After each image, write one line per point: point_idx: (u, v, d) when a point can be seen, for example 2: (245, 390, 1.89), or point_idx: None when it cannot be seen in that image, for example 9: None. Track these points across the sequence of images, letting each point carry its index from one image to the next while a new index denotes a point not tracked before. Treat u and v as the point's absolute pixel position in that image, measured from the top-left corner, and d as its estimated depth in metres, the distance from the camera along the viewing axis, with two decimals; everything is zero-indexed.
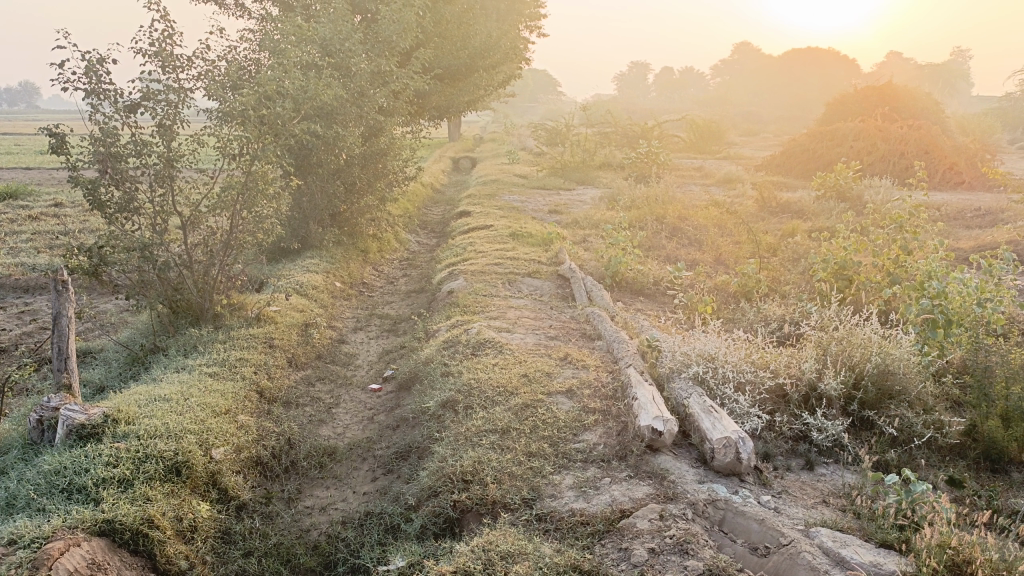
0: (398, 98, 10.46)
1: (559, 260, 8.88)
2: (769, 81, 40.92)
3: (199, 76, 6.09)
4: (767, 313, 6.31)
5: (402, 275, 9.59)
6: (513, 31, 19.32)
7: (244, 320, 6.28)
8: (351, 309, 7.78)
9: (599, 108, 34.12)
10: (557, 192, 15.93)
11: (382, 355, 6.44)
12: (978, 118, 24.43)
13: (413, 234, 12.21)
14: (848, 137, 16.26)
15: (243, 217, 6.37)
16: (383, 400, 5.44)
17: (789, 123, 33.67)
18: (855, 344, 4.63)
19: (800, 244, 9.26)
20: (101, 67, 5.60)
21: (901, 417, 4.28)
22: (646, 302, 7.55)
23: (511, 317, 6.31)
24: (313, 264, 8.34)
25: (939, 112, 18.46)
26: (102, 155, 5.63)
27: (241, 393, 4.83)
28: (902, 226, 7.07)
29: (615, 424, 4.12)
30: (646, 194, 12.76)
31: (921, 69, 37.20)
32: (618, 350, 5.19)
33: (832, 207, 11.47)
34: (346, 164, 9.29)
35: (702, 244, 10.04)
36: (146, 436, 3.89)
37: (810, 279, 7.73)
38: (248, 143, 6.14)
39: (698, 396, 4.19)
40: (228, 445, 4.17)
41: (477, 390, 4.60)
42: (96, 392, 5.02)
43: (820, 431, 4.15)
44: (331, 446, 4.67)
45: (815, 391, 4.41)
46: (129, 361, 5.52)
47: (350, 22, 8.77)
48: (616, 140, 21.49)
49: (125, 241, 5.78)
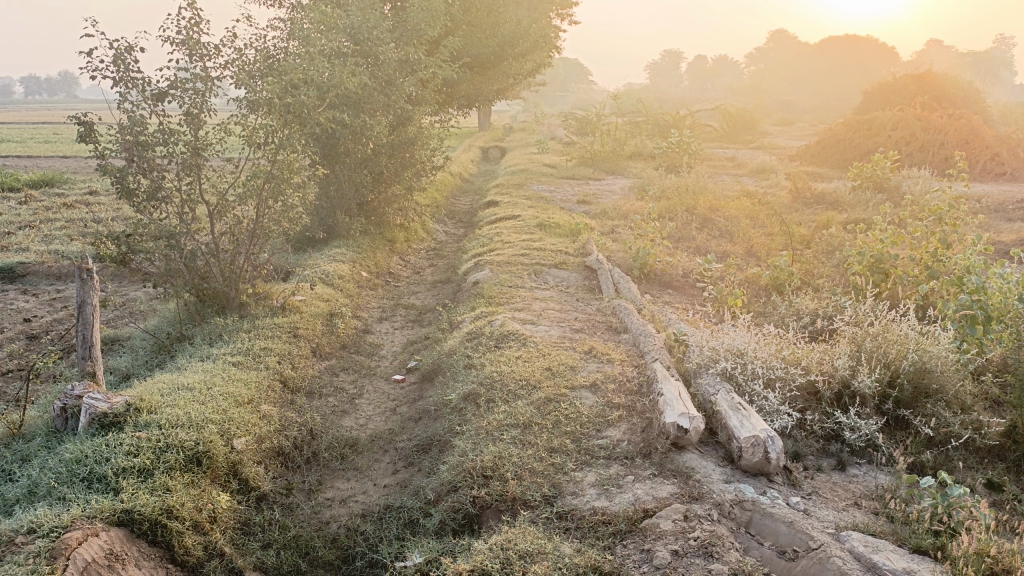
0: (426, 87, 10.41)
1: (586, 251, 8.77)
2: (805, 69, 40.18)
3: (226, 64, 6.07)
4: (799, 308, 6.16)
5: (429, 265, 9.55)
6: (543, 19, 19.16)
7: (269, 309, 6.27)
8: (377, 299, 7.76)
9: (630, 98, 33.80)
10: (587, 182, 15.77)
11: (406, 346, 6.40)
12: (1022, 108, 23.71)
13: (440, 223, 12.17)
14: (886, 127, 15.85)
15: (269, 206, 6.35)
16: (406, 391, 5.39)
17: (825, 112, 33.07)
18: (891, 340, 4.48)
19: (835, 236, 9.04)
20: (129, 56, 5.61)
21: (938, 417, 4.13)
22: (675, 295, 7.42)
23: (536, 309, 6.22)
24: (340, 253, 8.33)
25: (981, 101, 17.93)
26: (129, 143, 5.63)
27: (264, 383, 4.82)
28: (941, 219, 6.86)
29: (640, 421, 4.02)
30: (677, 184, 12.56)
31: (963, 57, 36.23)
32: (645, 344, 5.09)
33: (869, 198, 11.20)
34: (374, 153, 9.26)
35: (733, 236, 9.85)
36: (167, 425, 3.89)
37: (845, 272, 7.54)
38: (275, 131, 6.15)
39: (727, 393, 4.07)
40: (249, 435, 4.16)
41: (499, 384, 4.53)
42: (121, 380, 5.04)
43: (853, 430, 4.02)
44: (353, 438, 4.64)
45: (848, 389, 4.27)
46: (155, 349, 5.55)
47: (378, 10, 8.71)
48: (647, 129, 21.22)
49: (152, 230, 5.80)
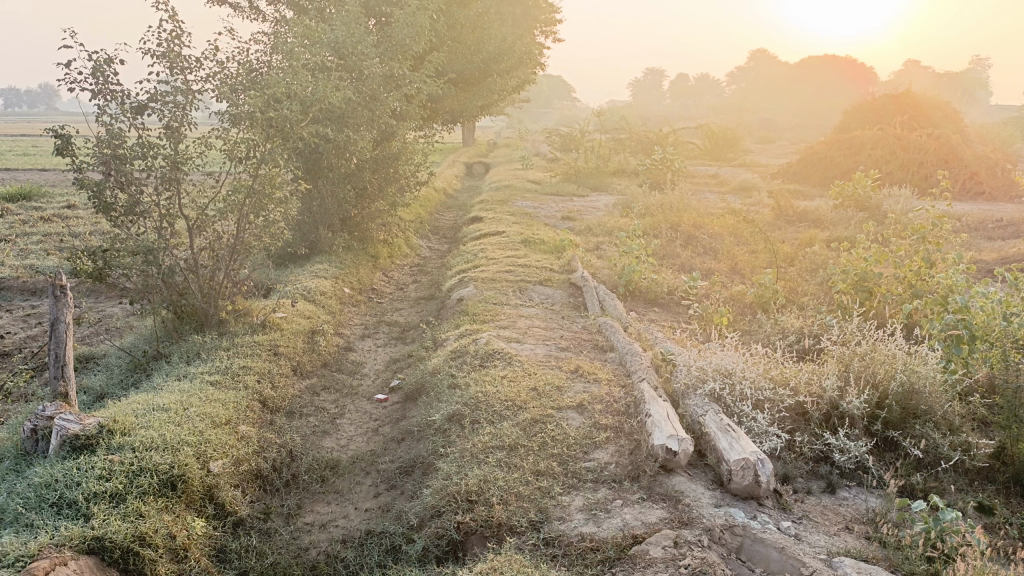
0: (411, 102, 10.35)
1: (571, 267, 8.72)
2: (785, 88, 40.67)
3: (208, 77, 5.98)
4: (785, 326, 6.14)
5: (413, 282, 9.46)
6: (528, 36, 19.23)
7: (249, 326, 6.15)
8: (359, 315, 7.66)
9: (614, 115, 34.00)
10: (571, 199, 15.77)
11: (389, 364, 6.30)
12: (999, 128, 24.06)
13: (424, 239, 12.08)
14: (867, 146, 16.00)
15: (250, 221, 6.24)
16: (389, 411, 5.29)
17: (806, 131, 33.47)
18: (879, 360, 4.44)
19: (819, 254, 9.06)
20: (108, 68, 5.52)
21: (927, 438, 4.09)
22: (661, 312, 7.38)
23: (521, 327, 6.15)
24: (322, 269, 8.22)
25: (959, 120, 18.16)
26: (107, 157, 5.51)
27: (242, 403, 4.70)
28: (924, 237, 6.87)
29: (628, 442, 3.95)
30: (662, 201, 12.57)
31: (940, 78, 36.78)
32: (632, 364, 5.02)
33: (850, 216, 11.27)
34: (358, 168, 9.18)
35: (717, 253, 9.85)
36: (142, 448, 3.77)
37: (829, 291, 7.54)
38: (256, 145, 6.05)
39: (715, 414, 4.01)
40: (226, 458, 4.04)
41: (484, 404, 4.44)
42: (95, 400, 4.91)
43: (842, 452, 3.97)
44: (334, 459, 4.53)
45: (837, 410, 4.22)
46: (131, 368, 5.41)
47: (363, 25, 8.66)
48: (631, 146, 21.30)
49: (130, 245, 5.68)
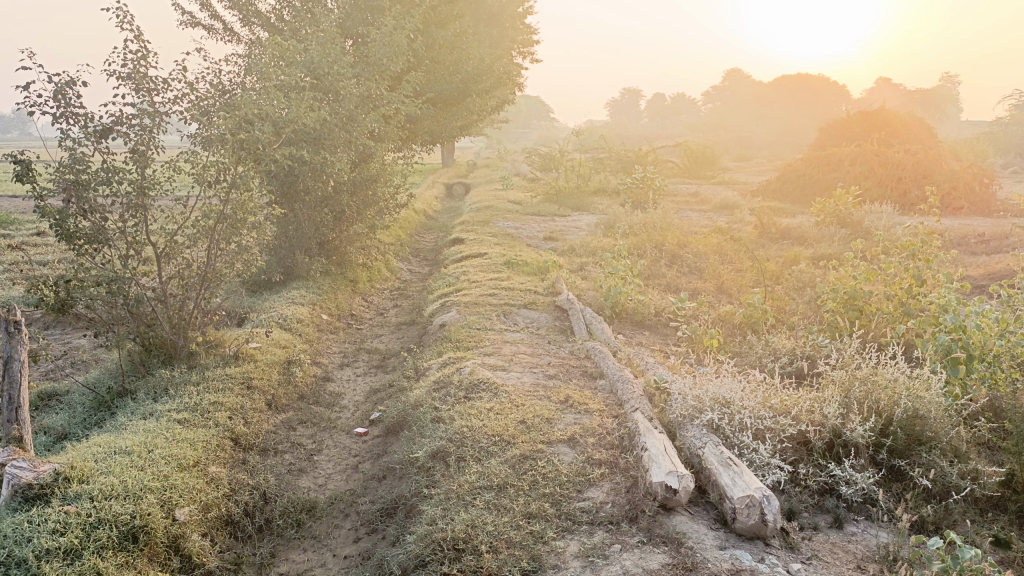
0: (390, 122, 10.15)
1: (556, 289, 8.52)
2: (761, 106, 41.08)
3: (177, 99, 5.73)
4: (777, 347, 5.98)
5: (393, 306, 9.23)
6: (506, 56, 19.16)
7: (221, 358, 5.87)
8: (338, 343, 7.40)
9: (592, 134, 34.12)
10: (552, 219, 15.60)
11: (370, 395, 6.04)
12: (971, 143, 24.34)
13: (404, 262, 11.84)
14: (844, 163, 16.05)
15: (221, 248, 5.98)
16: (369, 446, 5.03)
17: (782, 149, 33.80)
18: (881, 385, 4.25)
19: (805, 272, 8.94)
20: (70, 90, 5.26)
21: (934, 466, 3.89)
22: (649, 335, 7.19)
23: (506, 354, 5.91)
24: (298, 296, 7.97)
25: (933, 136, 18.29)
26: (68, 183, 5.23)
27: (212, 443, 4.43)
28: (914, 254, 6.74)
29: (624, 479, 3.72)
30: (644, 220, 12.42)
31: (913, 95, 37.26)
32: (624, 393, 4.80)
33: (834, 233, 11.19)
34: (335, 191, 8.95)
35: (703, 272, 9.70)
36: (100, 497, 3.48)
37: (819, 309, 7.40)
38: (227, 169, 5.78)
39: (715, 446, 3.80)
40: (194, 504, 3.77)
41: (469, 440, 4.20)
42: (56, 440, 4.60)
43: (848, 484, 3.76)
44: (311, 501, 4.25)
45: (840, 438, 4.02)
46: (94, 406, 5.11)
47: (339, 45, 8.48)
48: (612, 165, 21.26)
49: (93, 275, 5.38)
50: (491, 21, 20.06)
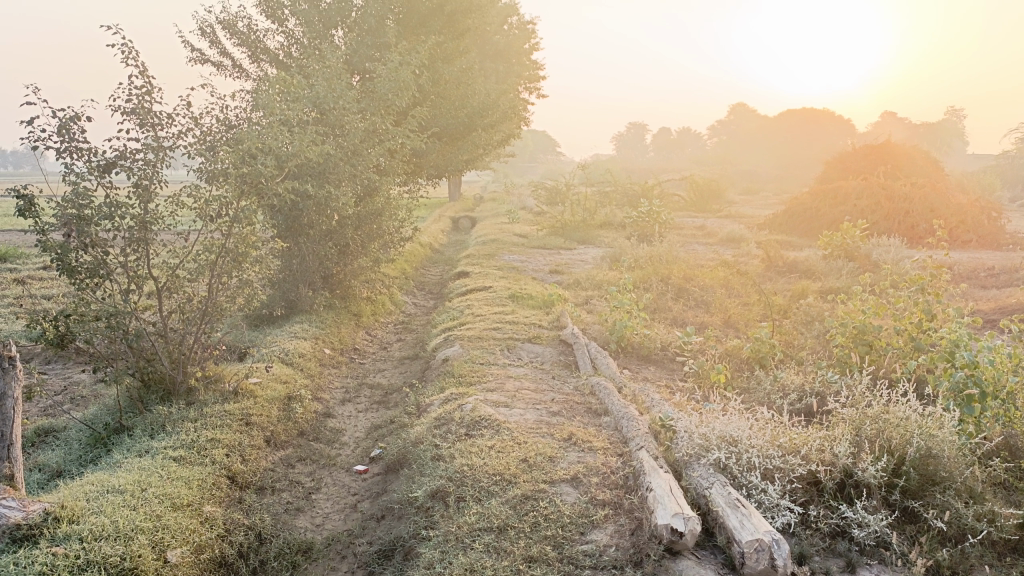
0: (395, 156, 10.17)
1: (561, 323, 8.44)
2: (766, 140, 41.26)
3: (181, 134, 5.74)
4: (785, 383, 5.88)
5: (397, 340, 9.16)
6: (512, 92, 19.32)
7: (220, 394, 5.79)
8: (340, 377, 7.32)
9: (598, 168, 34.27)
10: (558, 252, 15.57)
11: (371, 431, 5.94)
12: (978, 176, 24.32)
13: (409, 295, 11.80)
14: (851, 197, 16.01)
15: (223, 282, 5.95)
16: (369, 484, 4.92)
17: (788, 182, 33.87)
18: (892, 424, 4.14)
19: (813, 306, 8.84)
20: (74, 125, 5.27)
21: (949, 508, 3.76)
22: (655, 370, 7.08)
23: (509, 390, 5.81)
24: (301, 330, 7.91)
25: (940, 169, 18.27)
26: (69, 217, 5.17)
27: (208, 481, 4.34)
28: (923, 288, 6.64)
29: (628, 521, 3.61)
30: (650, 253, 12.37)
31: (918, 129, 37.38)
32: (628, 431, 4.70)
33: (841, 266, 11.10)
34: (339, 225, 8.95)
35: (709, 306, 9.61)
36: (91, 538, 3.39)
37: (828, 344, 7.29)
38: (229, 203, 5.77)
39: (722, 487, 3.69)
40: (186, 545, 3.67)
41: (470, 479, 4.10)
42: (49, 478, 4.52)
43: (861, 526, 3.63)
44: (308, 541, 4.15)
45: (851, 478, 3.90)
46: (91, 442, 5.04)
47: (344, 81, 8.55)
48: (617, 199, 21.28)
49: (93, 310, 5.33)
50: (498, 57, 20.47)
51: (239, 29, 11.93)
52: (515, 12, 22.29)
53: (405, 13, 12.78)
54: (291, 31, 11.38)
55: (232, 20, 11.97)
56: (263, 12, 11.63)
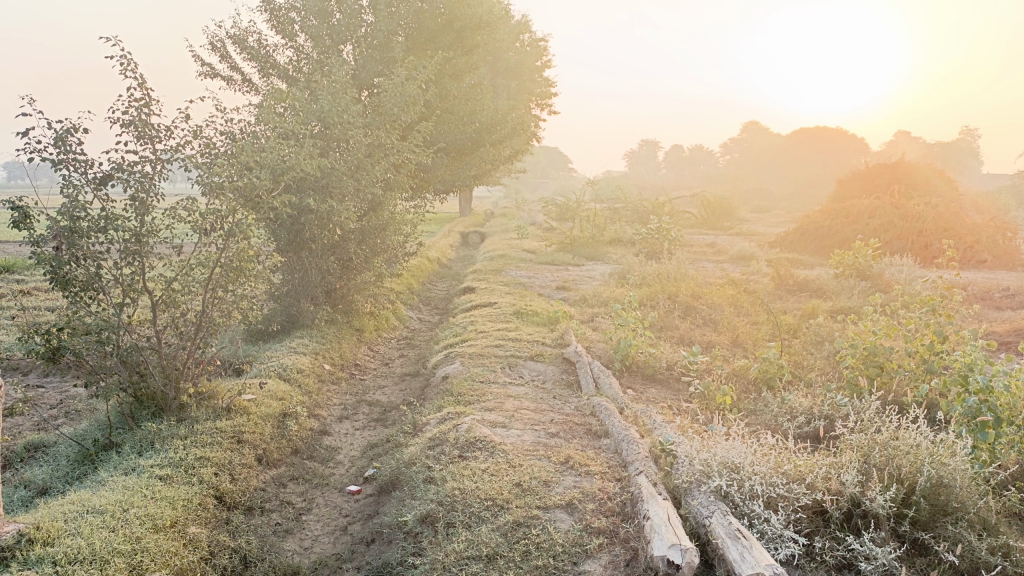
0: (400, 171, 10.09)
1: (564, 341, 8.30)
2: (778, 157, 41.09)
3: (179, 146, 5.66)
4: (793, 406, 5.71)
5: (400, 356, 9.03)
6: (522, 108, 19.31)
7: (213, 411, 5.69)
8: (339, 394, 7.20)
9: (608, 184, 34.16)
10: (566, 268, 15.46)
11: (367, 450, 5.81)
12: (994, 196, 24.03)
13: (414, 311, 11.70)
14: (864, 215, 15.79)
15: (218, 296, 5.85)
16: (361, 506, 4.79)
17: (800, 201, 33.59)
18: (902, 451, 3.96)
19: (823, 325, 8.66)
20: (71, 137, 5.18)
21: (961, 540, 3.58)
22: (659, 390, 6.93)
23: (508, 409, 5.67)
24: (301, 345, 7.81)
25: (954, 188, 18.04)
26: (63, 229, 5.10)
27: (193, 501, 4.22)
28: (936, 309, 6.45)
29: (623, 551, 3.46)
30: (658, 270, 12.23)
31: (933, 148, 37.10)
32: (628, 454, 4.56)
33: (853, 285, 10.91)
34: (342, 239, 8.87)
35: (717, 324, 9.45)
36: (64, 562, 3.27)
37: (837, 366, 7.11)
38: (224, 217, 5.67)
39: (723, 516, 3.54)
40: (166, 568, 3.54)
41: (461, 503, 3.98)
42: (34, 495, 4.42)
43: (868, 559, 3.46)
44: (294, 566, 4.01)
45: (859, 508, 3.73)
46: (79, 458, 4.95)
47: (350, 95, 8.48)
48: (627, 215, 21.17)
49: (86, 324, 5.24)
50: (510, 74, 20.68)
51: (250, 44, 11.97)
52: (527, 29, 22.32)
53: (415, 28, 12.75)
54: (300, 45, 11.38)
55: (242, 35, 12.01)
56: (274, 28, 11.67)
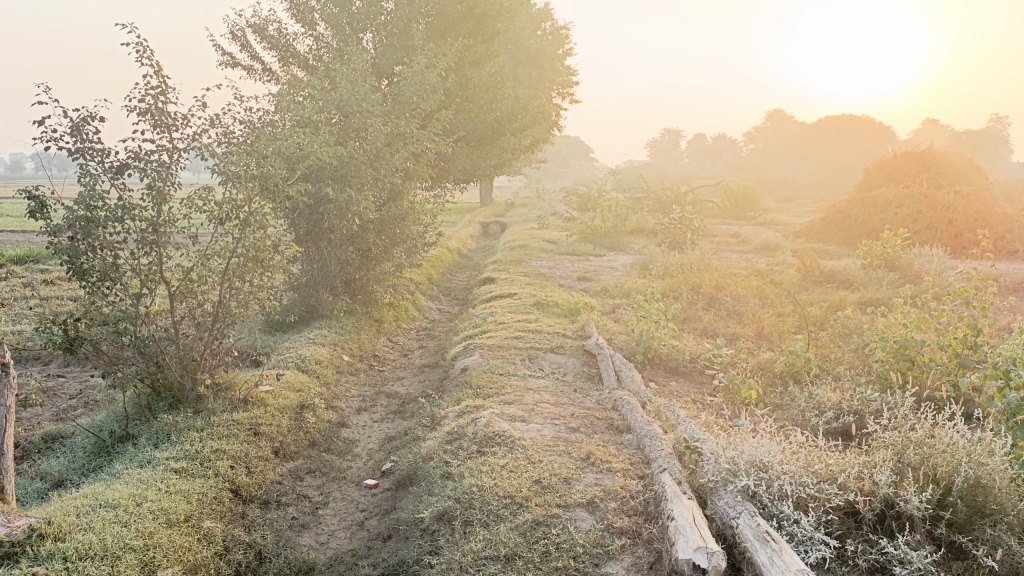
0: (420, 160, 9.98)
1: (585, 333, 8.17)
2: (803, 146, 40.50)
3: (196, 135, 5.56)
4: (821, 401, 5.55)
5: (418, 347, 8.95)
6: (543, 96, 19.11)
7: (229, 403, 5.64)
8: (358, 385, 7.14)
9: (630, 174, 33.82)
10: (587, 258, 15.29)
11: (384, 443, 5.73)
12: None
13: (434, 301, 11.61)
14: (891, 205, 15.43)
15: (235, 287, 5.78)
16: (378, 500, 4.71)
17: (825, 190, 33.02)
18: (938, 450, 3.79)
19: (851, 318, 8.45)
20: (88, 125, 5.10)
21: (1001, 544, 3.41)
22: (682, 383, 6.78)
23: (528, 403, 5.56)
24: (320, 336, 7.75)
25: (984, 176, 17.63)
26: (79, 219, 5.02)
27: (209, 495, 4.16)
28: (969, 301, 6.23)
29: (647, 553, 3.34)
30: (681, 261, 12.03)
31: (961, 136, 36.37)
32: (651, 451, 4.43)
33: (881, 276, 10.66)
34: (361, 229, 8.79)
35: (742, 316, 9.27)
36: (75, 558, 3.22)
37: (866, 359, 6.92)
38: (241, 206, 5.57)
39: (751, 518, 3.41)
40: (179, 565, 3.48)
41: (479, 501, 3.88)
42: (50, 487, 4.39)
43: (904, 563, 3.30)
44: (309, 561, 3.94)
45: (893, 509, 3.57)
46: (96, 450, 4.91)
47: (369, 84, 8.38)
48: (649, 205, 20.92)
49: (103, 315, 5.19)
50: (532, 63, 20.53)
51: (270, 33, 11.90)
52: (549, 17, 22.08)
53: (435, 16, 12.63)
54: (320, 34, 11.28)
55: (262, 24, 11.93)
56: (294, 17, 11.59)
